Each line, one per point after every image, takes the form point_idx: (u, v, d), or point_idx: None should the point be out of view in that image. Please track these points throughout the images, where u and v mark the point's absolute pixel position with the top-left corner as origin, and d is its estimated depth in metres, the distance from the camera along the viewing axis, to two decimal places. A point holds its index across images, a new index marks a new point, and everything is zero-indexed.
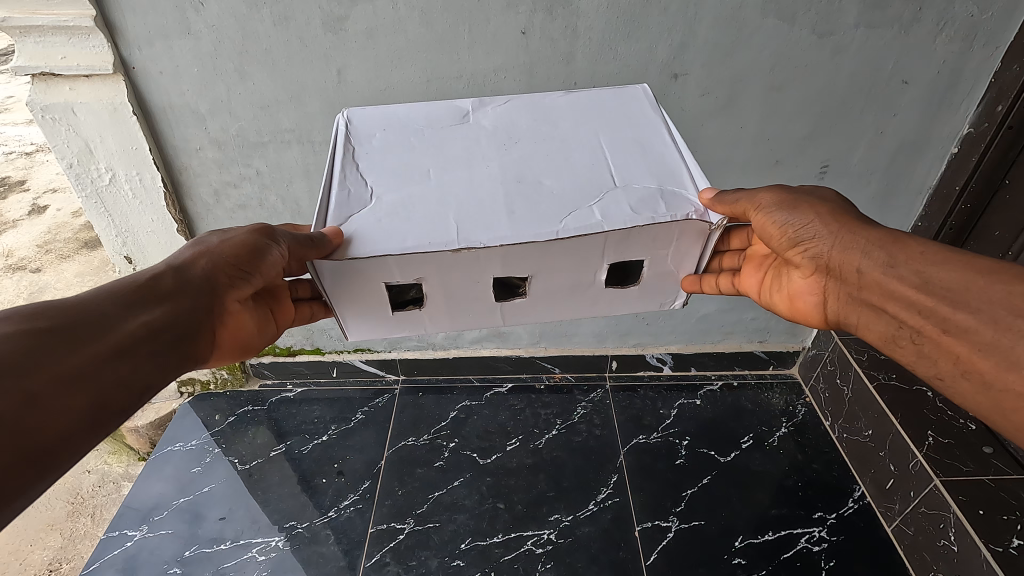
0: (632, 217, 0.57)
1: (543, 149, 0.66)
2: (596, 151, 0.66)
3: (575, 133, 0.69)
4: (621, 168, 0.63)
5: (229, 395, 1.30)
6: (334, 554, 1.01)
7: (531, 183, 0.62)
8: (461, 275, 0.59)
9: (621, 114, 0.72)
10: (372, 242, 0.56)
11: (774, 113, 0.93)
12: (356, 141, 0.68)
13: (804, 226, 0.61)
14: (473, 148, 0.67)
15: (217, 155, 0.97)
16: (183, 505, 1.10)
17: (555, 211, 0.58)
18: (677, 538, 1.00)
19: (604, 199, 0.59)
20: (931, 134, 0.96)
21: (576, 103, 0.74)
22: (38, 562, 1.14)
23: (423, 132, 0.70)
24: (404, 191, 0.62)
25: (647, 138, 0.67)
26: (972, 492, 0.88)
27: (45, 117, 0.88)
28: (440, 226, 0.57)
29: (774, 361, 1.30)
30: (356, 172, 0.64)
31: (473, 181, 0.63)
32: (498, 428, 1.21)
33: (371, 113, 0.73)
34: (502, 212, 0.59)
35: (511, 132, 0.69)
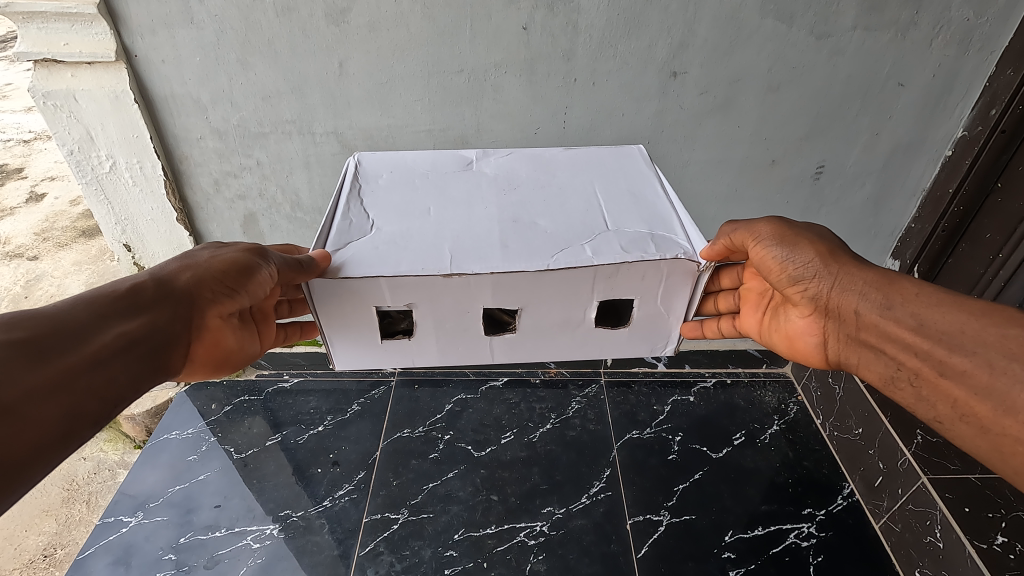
0: (621, 254, 0.58)
1: (540, 194, 0.68)
2: (592, 198, 0.68)
3: (572, 182, 0.71)
4: (614, 212, 0.65)
5: (226, 384, 1.31)
6: (328, 543, 1.02)
7: (526, 223, 0.64)
8: (453, 304, 0.60)
9: (615, 167, 0.75)
10: (368, 266, 0.56)
11: (771, 114, 0.94)
12: (363, 180, 0.71)
13: (804, 265, 0.62)
14: (474, 192, 0.69)
15: (217, 145, 0.97)
16: (178, 493, 1.10)
17: (547, 247, 0.59)
18: (668, 532, 1.02)
19: (596, 239, 0.60)
20: (927, 135, 0.96)
21: (576, 157, 0.77)
22: (33, 547, 1.15)
23: (427, 174, 0.73)
24: (403, 225, 0.63)
25: (639, 188, 0.70)
26: (959, 489, 0.90)
27: (46, 104, 0.89)
28: (435, 256, 0.58)
29: (767, 360, 1.34)
30: (359, 207, 0.66)
31: (471, 220, 0.64)
32: (493, 422, 1.22)
33: (380, 154, 0.76)
34: (496, 245, 0.60)
35: (511, 179, 0.72)
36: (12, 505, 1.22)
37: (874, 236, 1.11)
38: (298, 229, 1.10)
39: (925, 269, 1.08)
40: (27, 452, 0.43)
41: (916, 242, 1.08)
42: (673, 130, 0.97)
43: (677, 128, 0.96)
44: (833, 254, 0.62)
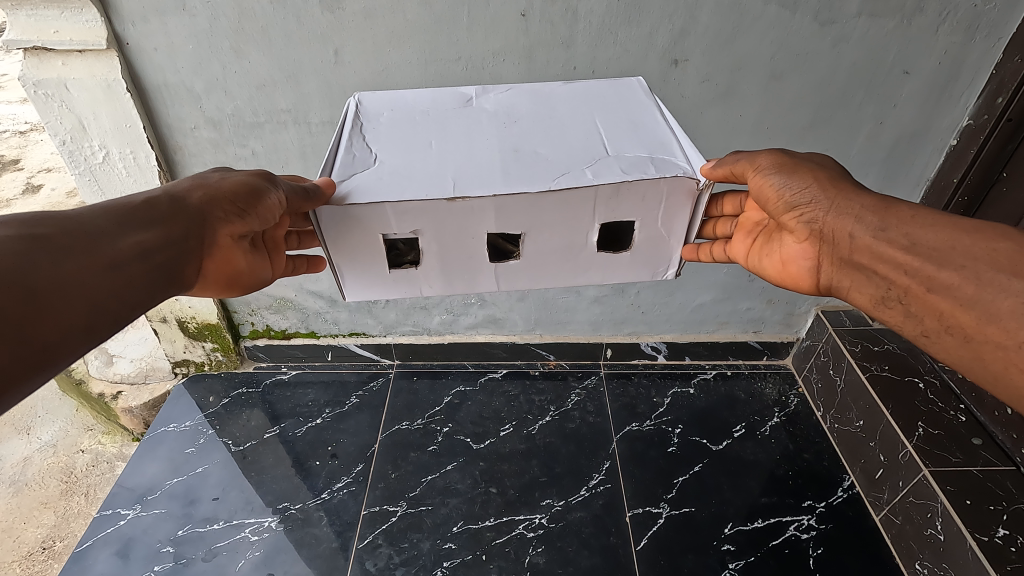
0: (621, 174, 0.57)
1: (541, 126, 0.67)
2: (592, 123, 0.66)
3: (571, 115, 0.69)
4: (613, 138, 0.64)
5: (224, 376, 1.30)
6: (327, 536, 1.01)
7: (528, 152, 0.62)
8: (456, 228, 0.60)
9: (617, 98, 0.72)
10: (373, 192, 0.57)
11: (774, 102, 0.93)
12: (364, 117, 0.70)
13: (801, 192, 0.61)
14: (474, 128, 0.68)
15: (212, 135, 0.96)
16: (176, 485, 1.10)
17: (548, 171, 0.59)
18: (667, 524, 1.01)
19: (596, 163, 0.60)
20: (932, 124, 0.95)
21: (575, 90, 0.74)
22: (32, 540, 1.14)
23: (428, 112, 0.71)
24: (406, 158, 0.62)
25: (639, 114, 0.68)
26: (960, 482, 0.89)
27: (37, 93, 0.87)
28: (438, 184, 0.58)
29: (769, 352, 1.31)
30: (362, 141, 0.65)
31: (473, 153, 0.63)
32: (492, 414, 1.21)
33: (377, 93, 0.74)
34: (498, 173, 0.59)
35: (512, 114, 0.70)
36: (11, 497, 1.22)
37: None
38: None
39: None
40: (48, 342, 0.43)
41: None
42: (674, 119, 0.95)
43: (678, 117, 0.95)
44: (831, 178, 0.60)
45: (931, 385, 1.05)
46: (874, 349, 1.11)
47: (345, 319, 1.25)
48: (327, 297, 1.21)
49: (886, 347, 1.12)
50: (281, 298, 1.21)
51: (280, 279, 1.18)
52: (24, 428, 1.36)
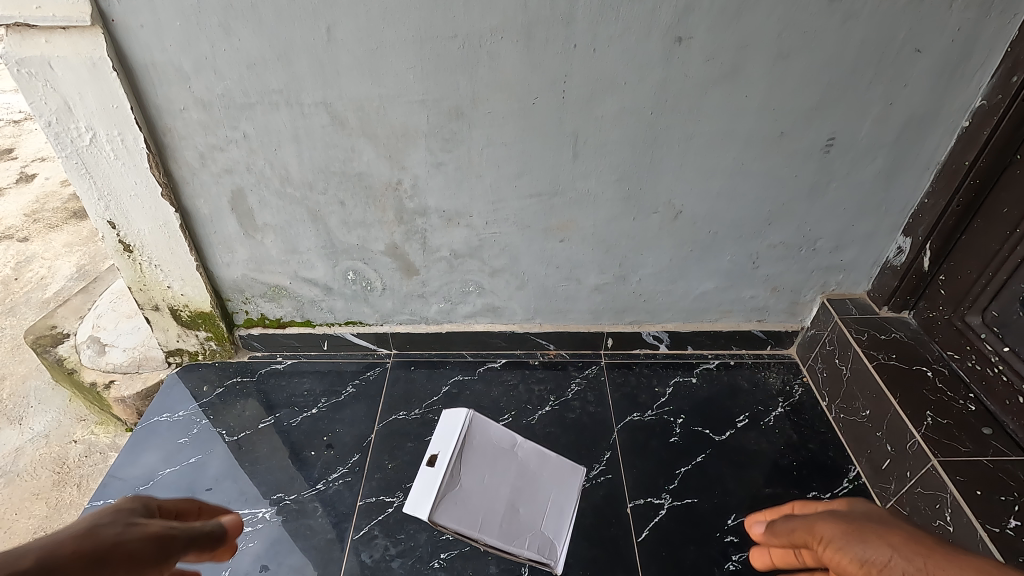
0: (536, 555, 0.90)
1: (524, 493, 0.96)
2: (535, 502, 0.96)
3: (537, 485, 0.98)
4: (548, 516, 0.95)
5: (219, 365, 1.28)
6: (322, 527, 0.99)
7: (513, 512, 0.93)
8: (482, 521, 0.89)
9: (565, 482, 1.01)
10: (454, 517, 0.87)
11: (780, 82, 0.90)
12: (466, 446, 0.94)
13: (878, 560, 0.47)
14: (507, 485, 0.95)
15: (202, 117, 0.94)
16: (170, 475, 1.08)
17: (511, 535, 0.90)
18: (670, 515, 0.99)
19: (530, 533, 0.92)
20: (943, 105, 0.92)
21: (546, 460, 1.01)
22: (24, 530, 1.21)
23: (495, 455, 0.97)
24: (473, 489, 0.92)
25: (562, 508, 0.98)
26: (971, 472, 0.86)
27: (20, 72, 0.85)
28: (476, 520, 0.89)
29: (773, 341, 1.28)
30: (460, 472, 0.92)
31: (496, 495, 0.93)
32: (491, 405, 1.19)
33: (484, 422, 0.98)
34: (497, 521, 0.90)
35: (523, 478, 0.97)
36: (2, 488, 1.29)
37: (885, 213, 1.06)
38: (287, 206, 1.06)
39: (938, 246, 1.03)
40: None
41: (929, 218, 1.02)
42: (677, 100, 0.92)
43: (681, 98, 0.92)
44: (850, 504, 0.58)
45: (939, 373, 1.01)
46: (881, 337, 1.08)
47: (341, 307, 1.23)
48: (322, 285, 1.19)
49: (893, 336, 1.09)
50: (275, 286, 1.19)
51: (275, 267, 1.16)
52: (15, 419, 1.45)
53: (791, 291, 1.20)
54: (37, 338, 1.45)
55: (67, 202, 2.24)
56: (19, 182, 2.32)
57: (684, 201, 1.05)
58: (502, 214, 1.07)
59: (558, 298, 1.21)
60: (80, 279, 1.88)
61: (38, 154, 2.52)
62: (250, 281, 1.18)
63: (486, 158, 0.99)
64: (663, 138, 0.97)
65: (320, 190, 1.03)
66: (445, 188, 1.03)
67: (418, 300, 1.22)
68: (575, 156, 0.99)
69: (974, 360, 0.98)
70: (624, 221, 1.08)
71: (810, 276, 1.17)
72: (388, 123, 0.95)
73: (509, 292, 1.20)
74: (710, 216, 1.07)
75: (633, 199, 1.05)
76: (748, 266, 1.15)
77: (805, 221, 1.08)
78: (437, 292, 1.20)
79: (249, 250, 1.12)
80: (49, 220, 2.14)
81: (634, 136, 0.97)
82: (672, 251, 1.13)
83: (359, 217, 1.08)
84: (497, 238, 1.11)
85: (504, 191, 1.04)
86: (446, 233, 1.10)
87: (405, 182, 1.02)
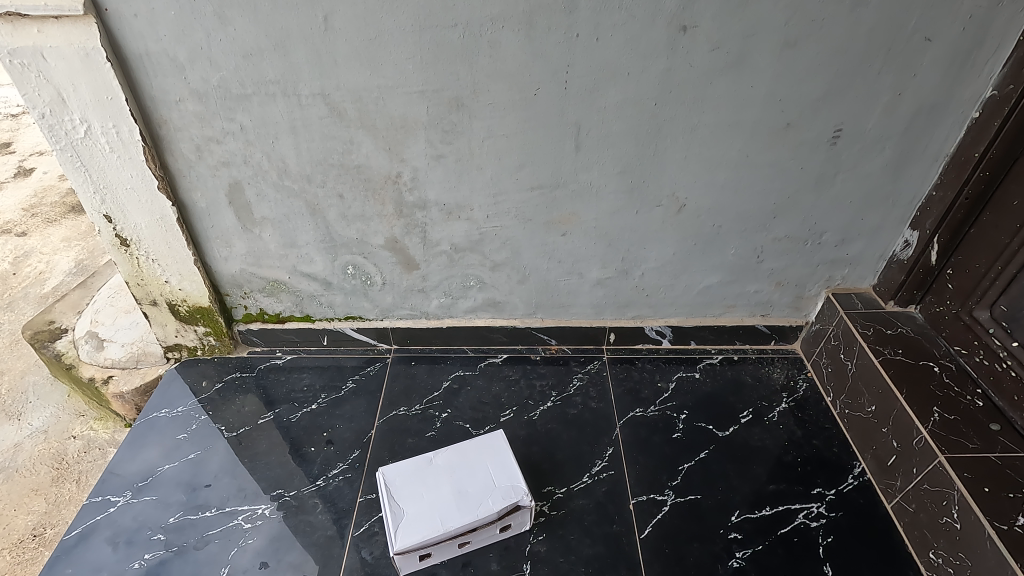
0: (504, 505, 0.89)
1: (461, 475, 0.94)
2: (474, 479, 0.94)
3: (472, 461, 0.97)
4: (492, 476, 0.94)
5: (217, 361, 1.27)
6: (322, 523, 0.98)
7: (462, 493, 0.91)
8: (444, 518, 0.88)
9: (486, 447, 1.00)
10: (415, 533, 0.86)
11: (787, 72, 0.88)
12: (388, 487, 0.93)
13: None
14: (442, 481, 0.93)
15: (198, 108, 0.92)
16: (168, 471, 1.07)
17: (470, 508, 0.89)
18: (673, 512, 0.98)
19: (486, 495, 0.91)
20: (953, 95, 0.90)
21: (464, 445, 1.01)
22: (23, 526, 1.21)
23: (413, 472, 0.96)
24: (418, 502, 0.90)
25: (508, 463, 0.97)
26: (979, 468, 0.84)
27: (13, 63, 0.84)
28: (437, 520, 0.88)
29: (776, 336, 1.27)
30: (395, 501, 0.90)
31: (446, 489, 0.92)
32: (492, 400, 1.18)
33: (392, 466, 0.97)
34: (455, 506, 0.90)
35: (451, 467, 0.96)
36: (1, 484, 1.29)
37: (892, 205, 1.05)
38: (285, 199, 1.04)
39: (946, 239, 1.01)
40: None
41: (937, 210, 1.01)
42: (681, 90, 0.91)
43: (686, 88, 0.90)
44: None
45: (946, 368, 1.00)
46: (887, 332, 1.07)
47: (341, 302, 1.22)
48: (321, 279, 1.18)
49: (898, 331, 1.08)
50: (274, 280, 1.18)
51: (273, 261, 1.14)
52: (15, 414, 1.45)
53: (795, 285, 1.18)
54: (35, 333, 1.44)
55: (65, 197, 2.23)
56: (17, 177, 2.31)
57: (688, 193, 1.03)
58: (503, 207, 1.05)
59: (560, 292, 1.20)
60: (79, 274, 1.87)
61: (37, 149, 2.51)
62: (248, 275, 1.17)
63: (486, 150, 0.98)
64: (667, 129, 0.95)
65: (318, 182, 1.02)
66: (445, 181, 1.02)
67: (418, 295, 1.21)
68: (577, 147, 0.97)
69: (982, 356, 0.96)
70: (627, 214, 1.06)
71: (815, 270, 1.15)
72: (387, 114, 0.93)
73: (511, 286, 1.19)
74: (715, 209, 1.05)
75: (637, 192, 1.03)
76: (753, 260, 1.14)
77: (810, 214, 1.06)
78: (438, 286, 1.19)
79: (247, 244, 1.11)
80: (47, 215, 2.13)
81: (637, 127, 0.95)
82: (675, 245, 1.11)
83: (358, 210, 1.06)
84: (498, 231, 1.09)
85: (505, 184, 1.02)
86: (446, 226, 1.09)
87: (404, 174, 1.01)
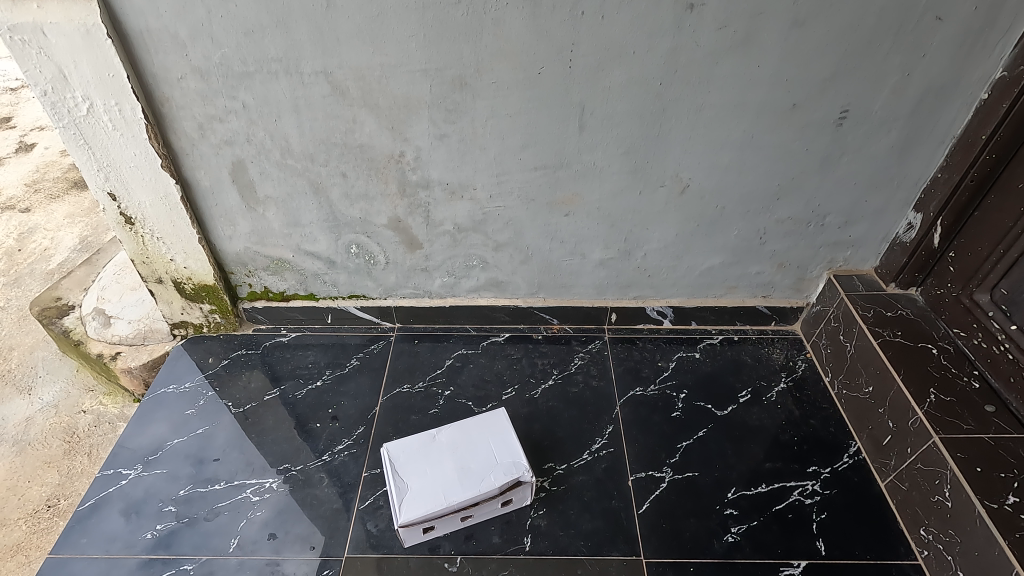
0: (505, 482, 0.91)
1: (463, 452, 0.96)
2: (477, 455, 0.96)
3: (474, 439, 0.99)
4: (494, 453, 0.96)
5: (223, 338, 1.29)
6: (328, 497, 1.01)
7: (465, 470, 0.93)
8: (446, 495, 0.90)
9: (488, 424, 1.01)
10: (419, 508, 0.88)
11: (795, 51, 0.87)
12: (394, 464, 0.95)
13: None
14: (445, 458, 0.95)
15: (199, 86, 0.92)
16: (178, 446, 1.09)
17: (473, 485, 0.91)
18: (671, 489, 1.00)
19: (489, 471, 0.93)
20: (962, 77, 0.89)
21: (468, 422, 1.02)
22: (37, 497, 1.24)
23: (418, 449, 0.97)
24: (423, 479, 0.92)
25: (509, 439, 0.98)
26: (971, 449, 0.86)
27: (13, 39, 0.83)
28: (440, 496, 0.90)
29: (777, 317, 1.28)
30: (401, 478, 0.92)
31: (449, 466, 0.94)
32: (494, 378, 1.20)
33: (397, 442, 0.99)
34: (458, 482, 0.92)
35: (454, 445, 0.98)
36: (15, 456, 1.32)
37: (895, 188, 1.04)
38: (289, 178, 1.04)
39: (949, 222, 1.01)
40: None
41: (941, 193, 1.00)
42: (688, 69, 0.90)
43: (692, 68, 0.89)
44: None
45: (944, 351, 1.01)
46: (886, 315, 1.08)
47: (344, 280, 1.23)
48: (325, 258, 1.18)
49: (898, 313, 1.08)
50: (278, 259, 1.19)
51: (277, 240, 1.15)
52: (25, 388, 1.48)
53: (797, 267, 1.19)
54: (43, 309, 1.45)
55: (68, 172, 2.23)
56: (18, 152, 2.31)
57: (691, 174, 1.03)
58: (506, 187, 1.05)
59: (562, 273, 1.20)
60: (83, 250, 1.88)
61: (37, 124, 2.50)
62: (252, 254, 1.18)
63: (490, 130, 0.97)
64: (672, 110, 0.94)
65: (321, 161, 1.02)
66: (448, 160, 1.02)
67: (421, 274, 1.21)
68: (581, 128, 0.97)
69: (981, 338, 0.97)
70: (630, 195, 1.06)
71: (818, 252, 1.15)
72: (390, 93, 0.93)
73: (513, 266, 1.19)
74: (719, 191, 1.05)
75: (641, 173, 1.03)
76: (755, 241, 1.14)
77: (813, 197, 1.06)
78: (441, 266, 1.20)
79: (250, 223, 1.12)
80: (50, 190, 2.13)
81: (641, 108, 0.94)
82: (678, 226, 1.11)
83: (361, 189, 1.06)
84: (501, 212, 1.09)
85: (508, 164, 1.02)
86: (448, 206, 1.09)
87: (408, 154, 1.01)
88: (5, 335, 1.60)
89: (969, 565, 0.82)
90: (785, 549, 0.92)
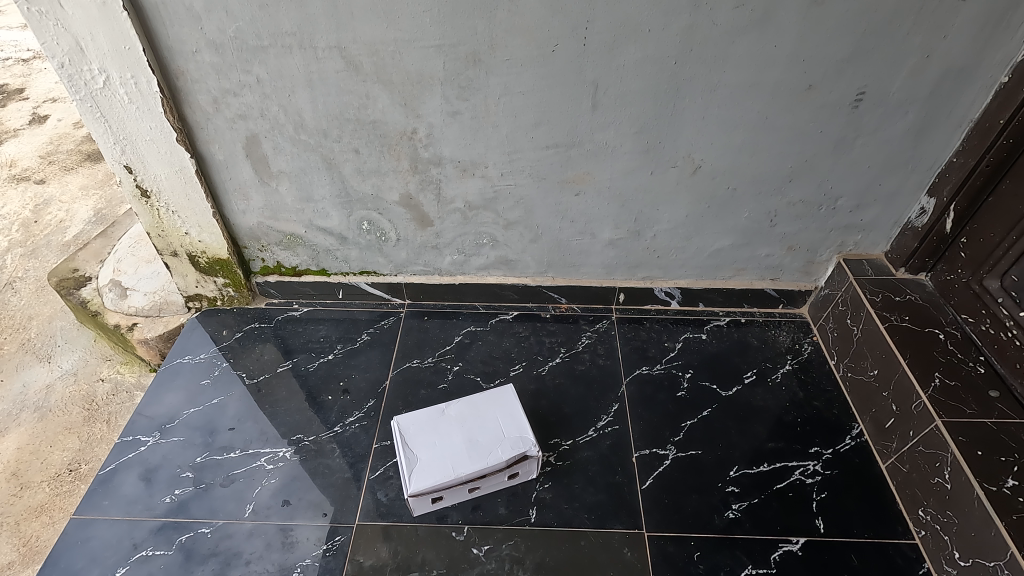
0: (512, 456, 0.94)
1: (472, 427, 0.98)
2: (486, 429, 0.98)
3: (483, 414, 1.01)
4: (502, 427, 0.98)
5: (237, 311, 1.31)
6: (340, 466, 1.04)
7: (474, 444, 0.96)
8: (454, 467, 0.92)
9: (496, 400, 1.03)
10: (428, 479, 0.91)
11: (814, 30, 0.86)
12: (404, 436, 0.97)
13: None
14: (453, 432, 0.97)
15: (214, 59, 0.92)
16: (194, 415, 1.12)
17: (481, 458, 0.93)
18: (674, 465, 1.02)
19: (497, 445, 0.95)
20: (983, 58, 0.88)
21: (476, 398, 1.04)
22: (59, 461, 1.29)
23: (428, 423, 0.99)
24: (432, 452, 0.95)
25: (517, 414, 1.01)
26: (973, 433, 0.87)
27: (30, 10, 0.84)
28: (449, 469, 0.92)
29: (785, 300, 1.28)
30: (411, 450, 0.95)
31: (458, 441, 0.96)
32: (502, 354, 1.21)
33: (407, 415, 1.01)
34: (467, 455, 0.94)
35: (462, 419, 1.00)
36: (36, 422, 1.36)
37: (909, 172, 1.04)
38: (301, 153, 1.05)
39: (962, 207, 1.00)
40: None
41: (956, 176, 0.99)
42: (704, 48, 0.89)
43: (708, 46, 0.88)
44: None
45: (951, 336, 1.01)
46: (895, 299, 1.08)
47: (355, 256, 1.24)
48: (337, 234, 1.19)
49: (907, 297, 1.09)
50: (290, 234, 1.20)
51: (289, 214, 1.16)
52: (45, 356, 1.51)
53: (807, 250, 1.19)
54: (61, 280, 1.48)
55: (81, 144, 2.25)
56: (32, 124, 2.32)
57: (704, 155, 1.03)
58: (517, 165, 1.06)
59: (572, 252, 1.21)
60: (98, 222, 1.90)
61: (49, 95, 2.51)
62: (265, 229, 1.19)
63: (503, 107, 0.97)
64: (686, 88, 0.94)
65: (334, 137, 1.02)
66: (460, 137, 1.02)
67: (432, 251, 1.23)
68: (594, 106, 0.96)
69: (989, 324, 0.97)
70: (641, 175, 1.06)
71: (828, 235, 1.15)
72: (403, 70, 0.93)
73: (523, 245, 1.20)
74: (730, 171, 1.05)
75: (652, 152, 1.03)
76: (766, 223, 1.14)
77: (826, 178, 1.06)
78: (451, 243, 1.21)
79: (264, 197, 1.13)
80: (63, 162, 2.15)
81: (656, 86, 0.94)
82: (688, 206, 1.11)
83: (373, 165, 1.07)
84: (513, 189, 1.10)
85: (520, 142, 1.02)
86: (460, 184, 1.09)
87: (420, 130, 1.01)
88: (23, 305, 1.64)
89: (965, 545, 0.83)
90: (784, 526, 0.94)
